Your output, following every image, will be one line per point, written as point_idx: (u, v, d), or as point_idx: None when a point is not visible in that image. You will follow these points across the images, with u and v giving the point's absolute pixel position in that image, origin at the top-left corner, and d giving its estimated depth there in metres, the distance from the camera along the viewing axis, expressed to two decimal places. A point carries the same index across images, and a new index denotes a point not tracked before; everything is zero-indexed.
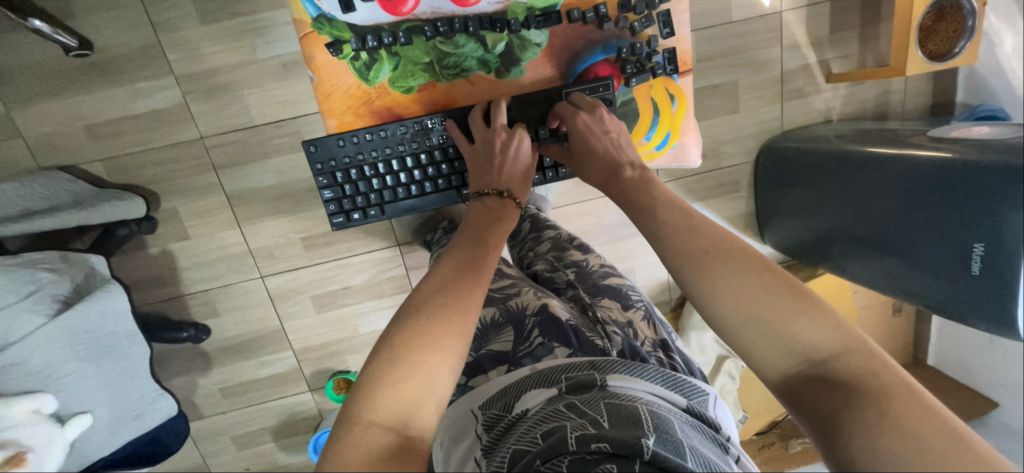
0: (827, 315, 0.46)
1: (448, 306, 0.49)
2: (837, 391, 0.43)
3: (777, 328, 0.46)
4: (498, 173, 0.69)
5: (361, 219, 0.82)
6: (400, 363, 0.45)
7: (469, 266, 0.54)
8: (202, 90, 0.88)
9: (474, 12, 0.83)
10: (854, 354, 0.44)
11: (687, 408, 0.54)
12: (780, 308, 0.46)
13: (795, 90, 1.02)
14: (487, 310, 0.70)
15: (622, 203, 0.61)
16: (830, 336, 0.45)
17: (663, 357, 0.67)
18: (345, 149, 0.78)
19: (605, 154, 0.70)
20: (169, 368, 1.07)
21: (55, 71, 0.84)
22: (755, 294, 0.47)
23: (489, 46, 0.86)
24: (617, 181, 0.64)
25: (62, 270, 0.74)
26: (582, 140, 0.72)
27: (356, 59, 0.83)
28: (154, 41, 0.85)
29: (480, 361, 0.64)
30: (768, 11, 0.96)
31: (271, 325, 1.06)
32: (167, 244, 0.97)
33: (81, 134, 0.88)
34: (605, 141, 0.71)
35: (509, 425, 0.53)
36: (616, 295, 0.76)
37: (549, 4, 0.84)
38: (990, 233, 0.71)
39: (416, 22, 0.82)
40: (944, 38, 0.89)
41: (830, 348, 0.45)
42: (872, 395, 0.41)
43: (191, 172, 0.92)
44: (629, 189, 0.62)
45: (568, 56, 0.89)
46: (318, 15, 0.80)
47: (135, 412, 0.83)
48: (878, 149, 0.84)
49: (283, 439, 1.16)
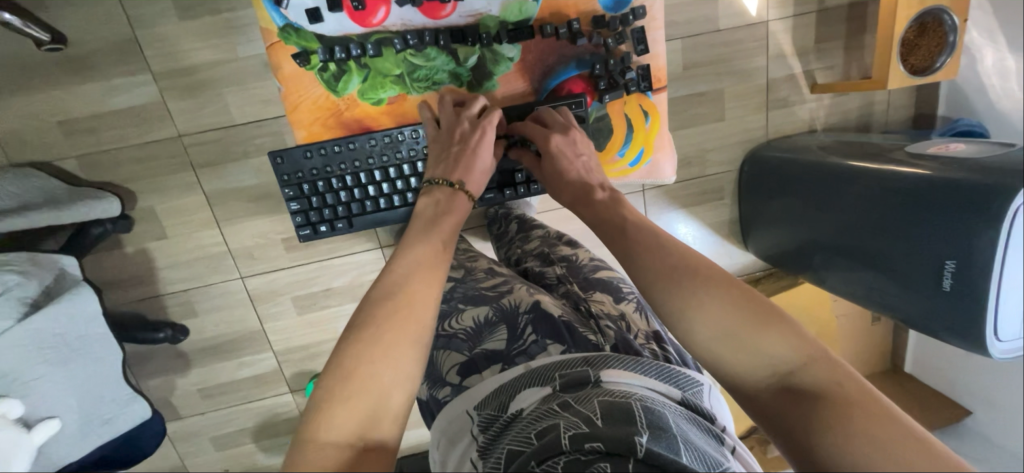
0: (788, 326, 0.46)
1: (400, 311, 0.48)
2: (797, 400, 0.43)
3: (747, 342, 0.46)
4: (454, 164, 0.71)
5: (329, 232, 0.81)
6: (352, 376, 0.44)
7: (423, 266, 0.53)
8: (181, 87, 0.86)
9: (446, 25, 0.83)
10: (818, 364, 0.44)
11: (682, 400, 0.53)
12: (747, 321, 0.46)
13: (781, 100, 1.03)
14: (479, 310, 0.69)
15: (596, 223, 0.62)
16: (792, 350, 0.45)
17: (656, 348, 0.65)
18: (313, 161, 0.77)
19: (575, 177, 0.71)
20: (146, 369, 1.05)
21: (26, 65, 0.82)
22: (723, 307, 0.47)
23: (460, 60, 0.85)
24: (590, 203, 0.65)
25: (30, 272, 0.73)
26: (554, 164, 0.73)
27: (324, 70, 0.83)
28: (130, 36, 0.83)
29: (475, 360, 0.62)
30: (754, 21, 0.96)
31: (251, 326, 1.04)
32: (144, 244, 0.95)
33: (55, 130, 0.86)
34: (576, 164, 0.73)
35: (505, 424, 0.52)
36: (608, 288, 0.76)
37: (522, 18, 0.84)
38: (961, 244, 0.72)
39: (386, 34, 0.82)
40: (927, 52, 0.90)
41: (794, 360, 0.45)
42: (836, 404, 0.41)
43: (169, 171, 0.91)
44: (603, 208, 0.63)
45: (541, 71, 0.88)
46: (285, 24, 0.80)
47: (107, 415, 0.83)
48: (859, 163, 0.85)
49: (263, 441, 1.15)
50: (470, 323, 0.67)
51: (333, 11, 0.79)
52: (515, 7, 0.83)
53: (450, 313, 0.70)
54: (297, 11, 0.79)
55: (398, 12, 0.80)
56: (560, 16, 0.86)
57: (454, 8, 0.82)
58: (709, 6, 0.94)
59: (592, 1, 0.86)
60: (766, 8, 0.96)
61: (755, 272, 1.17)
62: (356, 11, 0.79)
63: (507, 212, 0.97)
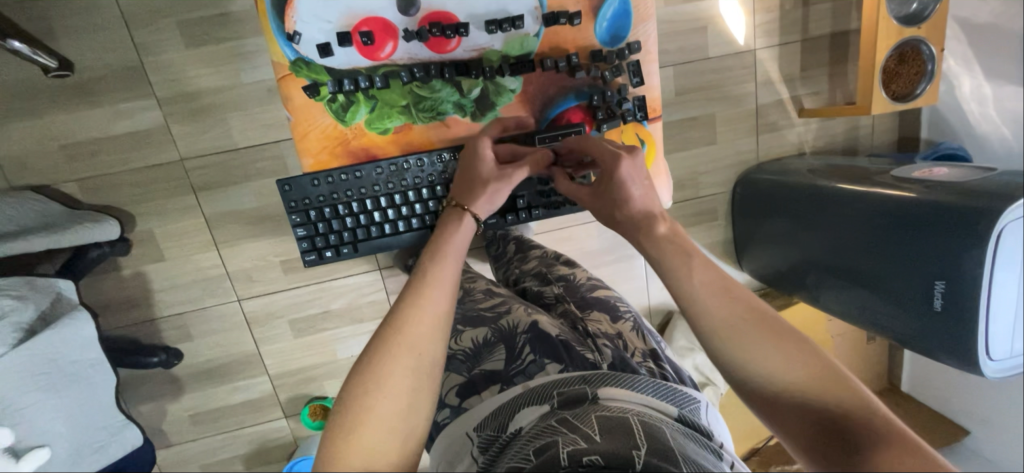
0: (856, 386, 0.45)
1: (408, 334, 0.48)
2: (861, 455, 0.41)
3: (803, 386, 0.46)
4: (471, 189, 0.71)
5: (334, 257, 0.81)
6: (352, 409, 0.44)
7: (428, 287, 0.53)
8: (185, 112, 0.88)
9: (450, 59, 0.86)
10: (887, 435, 0.42)
11: (679, 416, 0.53)
12: (804, 367, 0.46)
13: (770, 124, 1.06)
14: (477, 331, 0.69)
15: (654, 259, 0.58)
16: (858, 410, 0.43)
17: (653, 366, 0.66)
18: (320, 188, 0.79)
19: (637, 207, 0.63)
20: (137, 394, 1.03)
21: (32, 91, 0.83)
22: (782, 350, 0.48)
23: (464, 91, 0.88)
24: (645, 236, 0.60)
25: (25, 295, 0.71)
26: (614, 192, 0.64)
27: (333, 101, 0.85)
28: (137, 63, 0.84)
29: (474, 381, 0.62)
30: (742, 49, 1.00)
31: (247, 350, 1.03)
32: (141, 266, 0.95)
33: (57, 154, 0.87)
34: (641, 191, 0.64)
35: (505, 444, 0.52)
36: (605, 307, 0.77)
37: (524, 52, 0.88)
38: (950, 264, 0.74)
39: (394, 66, 0.85)
40: (907, 79, 0.94)
41: (855, 410, 0.43)
42: (898, 452, 0.40)
43: (170, 194, 0.91)
44: (664, 245, 0.58)
45: (541, 102, 0.91)
46: (296, 58, 0.82)
47: (98, 443, 0.81)
48: (845, 186, 0.88)
49: (255, 468, 1.13)
50: (469, 344, 0.68)
51: (343, 45, 0.81)
52: (517, 42, 0.87)
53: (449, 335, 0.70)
54: (309, 46, 0.82)
55: (405, 47, 0.83)
56: (559, 51, 0.89)
57: (459, 43, 0.85)
58: (698, 35, 0.98)
59: (590, 35, 0.89)
60: (753, 38, 1.00)
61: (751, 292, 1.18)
62: (365, 46, 0.82)
63: (504, 233, 0.98)
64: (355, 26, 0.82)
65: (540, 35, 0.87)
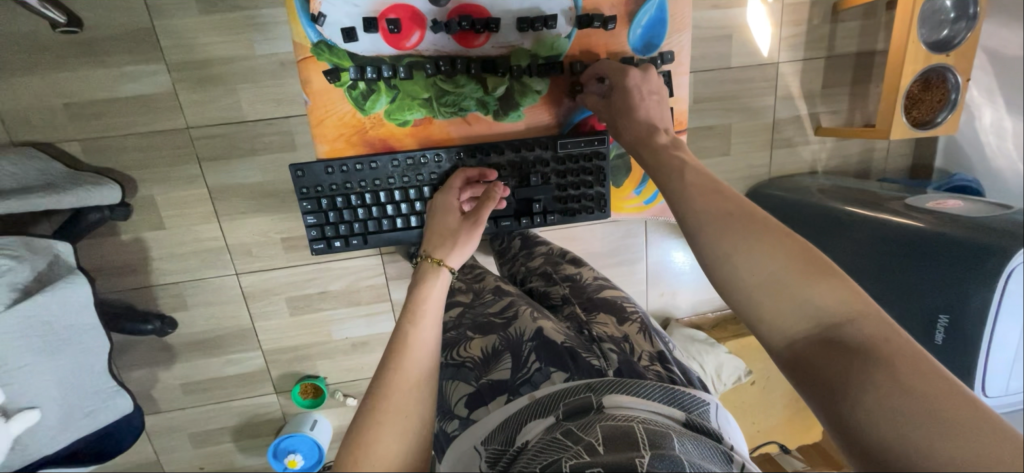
0: (836, 272, 0.46)
1: (405, 373, 0.49)
2: (840, 344, 0.42)
3: (790, 288, 0.45)
4: (438, 241, 0.69)
5: (343, 247, 0.80)
6: (355, 449, 0.43)
7: (413, 345, 0.52)
8: (194, 79, 0.86)
9: (478, 54, 0.84)
10: (867, 320, 0.42)
11: (687, 421, 0.53)
12: (793, 270, 0.46)
13: (785, 139, 1.05)
14: (486, 338, 0.69)
15: (652, 166, 0.62)
16: (839, 297, 0.44)
17: (660, 370, 0.64)
18: (333, 176, 0.77)
19: (643, 113, 0.74)
20: (129, 359, 1.03)
21: (37, 45, 0.81)
22: (768, 245, 0.47)
23: (489, 89, 0.86)
24: (651, 145, 0.66)
25: (24, 257, 0.71)
26: (625, 96, 0.76)
27: (353, 88, 0.83)
28: (148, 26, 0.82)
29: (482, 391, 0.61)
30: (765, 61, 0.99)
31: (242, 324, 1.03)
32: (140, 233, 0.94)
33: (61, 112, 0.85)
34: (648, 101, 0.76)
35: (512, 457, 0.51)
36: (612, 309, 0.76)
37: (554, 54, 0.86)
38: (956, 298, 0.74)
39: (418, 58, 0.82)
40: (929, 107, 0.92)
41: (839, 313, 0.43)
42: (883, 361, 0.39)
43: (174, 162, 0.90)
44: (660, 151, 0.64)
45: (567, 105, 0.89)
46: (318, 41, 0.81)
47: (89, 408, 0.81)
48: (857, 210, 0.86)
49: (243, 441, 1.13)
50: (477, 351, 0.67)
51: (368, 31, 0.80)
52: (548, 43, 0.85)
53: (458, 341, 0.70)
54: (333, 29, 0.80)
55: (432, 38, 0.82)
56: (590, 55, 0.87)
57: (487, 39, 0.83)
58: (722, 43, 0.96)
59: (623, 41, 0.88)
60: (777, 51, 0.98)
61: None
62: (391, 34, 0.81)
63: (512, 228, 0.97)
64: (383, 13, 0.80)
65: (571, 36, 0.85)
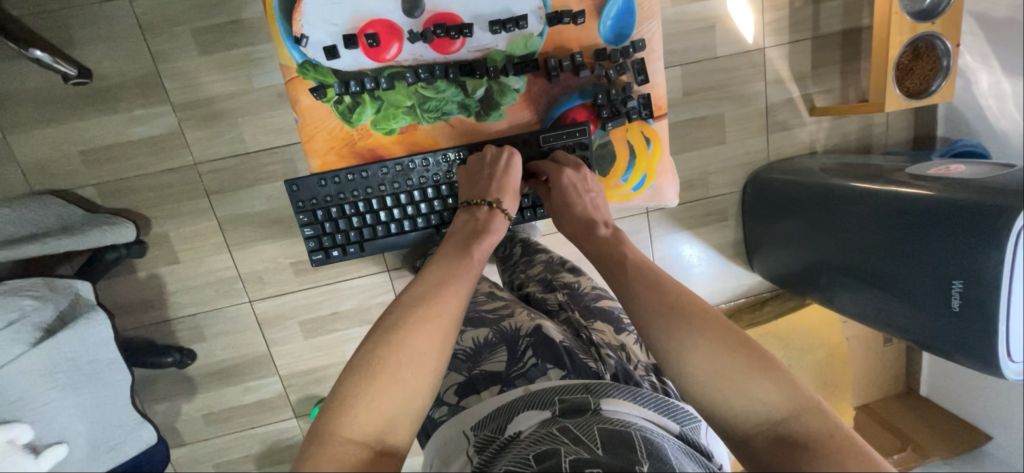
0: (777, 364, 0.47)
1: (439, 318, 0.52)
2: (792, 443, 0.44)
3: (738, 385, 0.46)
4: (488, 184, 0.74)
5: (340, 256, 0.83)
6: (380, 377, 0.47)
7: (445, 294, 0.54)
8: (198, 117, 0.89)
9: (455, 59, 0.86)
10: (809, 415, 0.45)
11: (680, 434, 0.54)
12: (739, 366, 0.47)
13: (780, 123, 1.05)
14: (479, 331, 0.69)
15: (596, 258, 0.64)
16: (783, 393, 0.46)
17: (656, 381, 0.66)
18: (327, 188, 0.80)
19: (580, 211, 0.74)
20: (151, 394, 1.05)
21: (52, 98, 0.86)
22: (712, 340, 0.48)
23: (469, 91, 0.88)
24: (591, 238, 0.67)
25: (46, 296, 0.74)
26: (563, 195, 0.76)
27: (340, 103, 0.86)
28: (153, 70, 0.87)
29: (473, 381, 0.62)
30: (751, 48, 0.99)
31: (258, 350, 1.05)
32: (155, 268, 0.97)
33: (75, 159, 0.89)
34: (585, 200, 0.75)
35: (501, 447, 0.51)
36: (608, 318, 0.76)
37: (528, 52, 0.88)
38: (968, 264, 0.73)
39: (399, 68, 0.86)
40: (922, 76, 0.92)
41: (784, 408, 0.45)
42: (832, 457, 0.42)
43: (184, 197, 0.93)
44: (603, 245, 0.65)
45: (546, 101, 0.91)
46: (303, 61, 0.84)
47: (114, 441, 0.83)
48: (860, 184, 0.86)
49: (266, 467, 1.14)
50: (469, 343, 0.68)
51: (349, 47, 0.83)
52: (521, 42, 0.87)
53: None
54: (316, 49, 0.83)
55: (411, 48, 0.84)
56: (563, 50, 0.89)
57: (463, 44, 0.85)
58: (706, 35, 0.97)
59: (595, 35, 0.89)
60: (762, 36, 0.99)
61: (762, 293, 1.17)
62: (370, 47, 0.83)
63: (512, 235, 0.98)
64: (361, 29, 0.83)
65: (544, 34, 0.87)
